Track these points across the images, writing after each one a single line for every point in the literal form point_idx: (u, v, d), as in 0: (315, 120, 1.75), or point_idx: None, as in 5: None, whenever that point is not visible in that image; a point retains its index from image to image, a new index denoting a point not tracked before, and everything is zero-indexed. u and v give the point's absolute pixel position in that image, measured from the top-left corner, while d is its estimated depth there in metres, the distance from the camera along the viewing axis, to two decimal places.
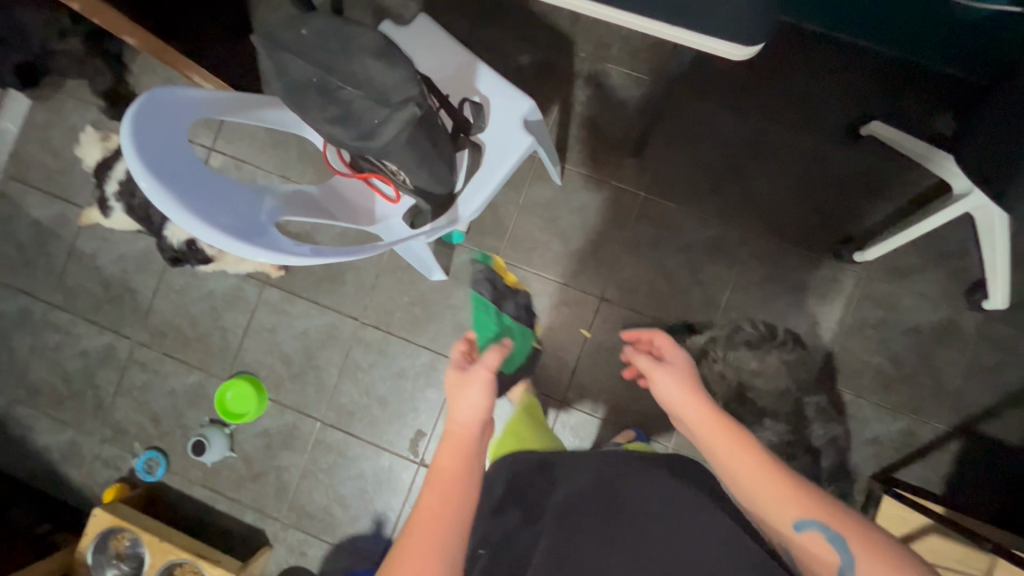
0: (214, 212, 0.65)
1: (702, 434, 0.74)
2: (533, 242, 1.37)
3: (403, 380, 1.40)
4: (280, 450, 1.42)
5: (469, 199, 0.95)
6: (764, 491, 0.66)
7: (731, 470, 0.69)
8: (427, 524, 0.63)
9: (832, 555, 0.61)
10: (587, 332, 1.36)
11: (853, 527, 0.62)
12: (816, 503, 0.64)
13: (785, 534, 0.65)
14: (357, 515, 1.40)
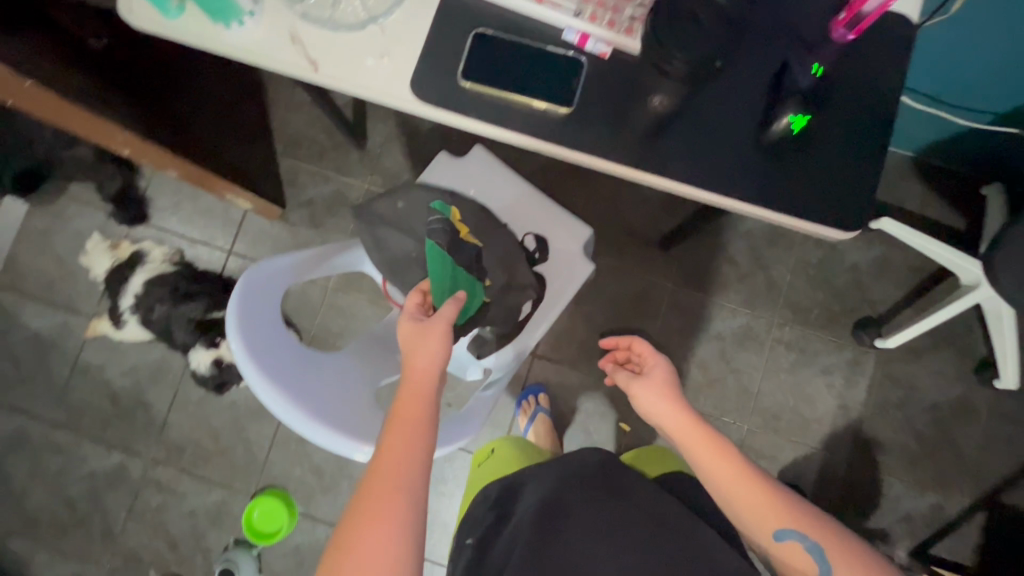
0: (326, 405, 0.62)
1: (683, 441, 0.70)
2: (568, 337, 1.39)
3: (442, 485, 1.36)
4: (313, 568, 1.34)
5: (535, 325, 0.93)
6: (743, 498, 0.64)
7: (712, 477, 0.66)
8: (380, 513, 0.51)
9: (808, 565, 0.59)
10: (626, 425, 1.36)
11: (832, 537, 0.60)
12: (790, 509, 0.62)
13: (763, 544, 0.63)
14: None
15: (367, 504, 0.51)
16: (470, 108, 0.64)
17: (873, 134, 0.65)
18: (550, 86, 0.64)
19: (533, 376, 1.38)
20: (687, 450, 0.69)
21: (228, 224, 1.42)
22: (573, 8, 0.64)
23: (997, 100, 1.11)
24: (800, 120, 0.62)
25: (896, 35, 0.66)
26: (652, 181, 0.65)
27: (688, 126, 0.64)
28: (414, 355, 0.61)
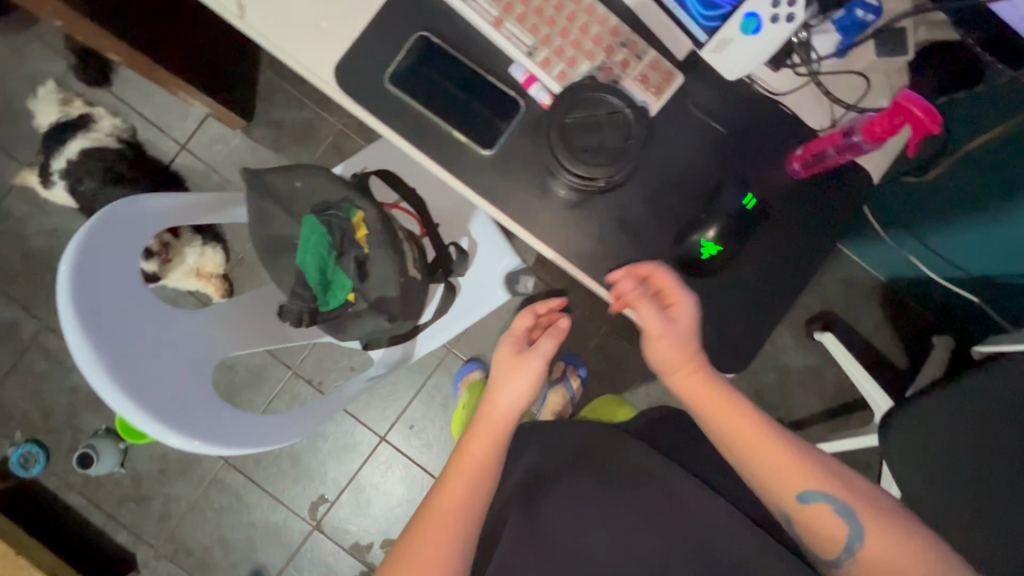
0: (135, 371, 0.58)
1: (707, 418, 0.56)
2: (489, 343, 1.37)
3: (320, 441, 1.36)
4: (174, 478, 1.35)
5: (428, 338, 0.93)
6: (766, 466, 0.54)
7: (736, 443, 0.55)
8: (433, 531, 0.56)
9: (838, 527, 0.52)
10: None
11: (862, 494, 0.53)
12: (821, 471, 0.53)
13: (786, 509, 0.54)
14: (238, 563, 1.36)
15: (426, 526, 0.56)
16: (388, 112, 0.59)
17: (786, 285, 0.62)
18: (477, 121, 0.59)
19: (442, 369, 1.37)
20: (713, 428, 0.56)
21: (189, 118, 1.35)
22: (529, 44, 0.58)
23: (986, 266, 0.98)
24: (712, 248, 0.58)
25: (848, 188, 0.62)
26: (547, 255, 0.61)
27: (604, 210, 0.60)
28: (503, 385, 0.62)
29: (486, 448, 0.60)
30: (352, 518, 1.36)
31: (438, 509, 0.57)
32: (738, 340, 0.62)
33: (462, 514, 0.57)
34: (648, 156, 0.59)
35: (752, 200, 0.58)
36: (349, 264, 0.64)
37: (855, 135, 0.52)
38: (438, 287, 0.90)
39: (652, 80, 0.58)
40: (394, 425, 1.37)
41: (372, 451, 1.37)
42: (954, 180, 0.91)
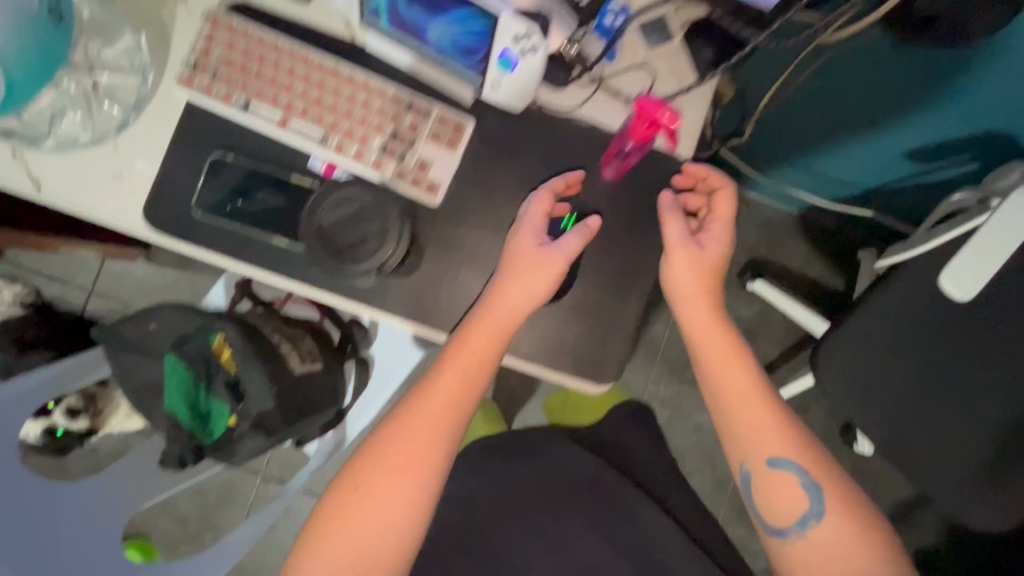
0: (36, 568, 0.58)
1: (706, 363, 0.61)
2: None
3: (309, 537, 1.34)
4: None
5: (357, 416, 0.92)
6: (748, 418, 0.59)
7: (733, 389, 0.60)
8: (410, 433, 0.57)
9: (798, 500, 0.58)
10: None
11: (829, 477, 0.58)
12: (798, 444, 0.59)
13: (749, 468, 0.59)
14: None
15: (405, 425, 0.57)
16: (205, 238, 0.60)
17: (637, 283, 0.63)
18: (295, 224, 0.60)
19: None
20: (711, 364, 0.61)
21: (87, 264, 1.34)
22: (318, 134, 0.59)
23: (856, 183, 1.04)
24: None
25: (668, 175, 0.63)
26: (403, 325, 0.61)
27: (441, 268, 0.61)
28: (516, 283, 0.57)
29: (486, 352, 0.57)
30: None
31: (433, 400, 0.58)
32: (608, 349, 0.63)
33: (452, 415, 0.58)
34: (465, 206, 0.61)
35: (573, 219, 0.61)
36: (221, 389, 0.64)
37: (627, 141, 0.57)
38: (350, 361, 0.89)
39: (444, 135, 0.59)
40: None
41: None
42: (790, 126, 0.98)
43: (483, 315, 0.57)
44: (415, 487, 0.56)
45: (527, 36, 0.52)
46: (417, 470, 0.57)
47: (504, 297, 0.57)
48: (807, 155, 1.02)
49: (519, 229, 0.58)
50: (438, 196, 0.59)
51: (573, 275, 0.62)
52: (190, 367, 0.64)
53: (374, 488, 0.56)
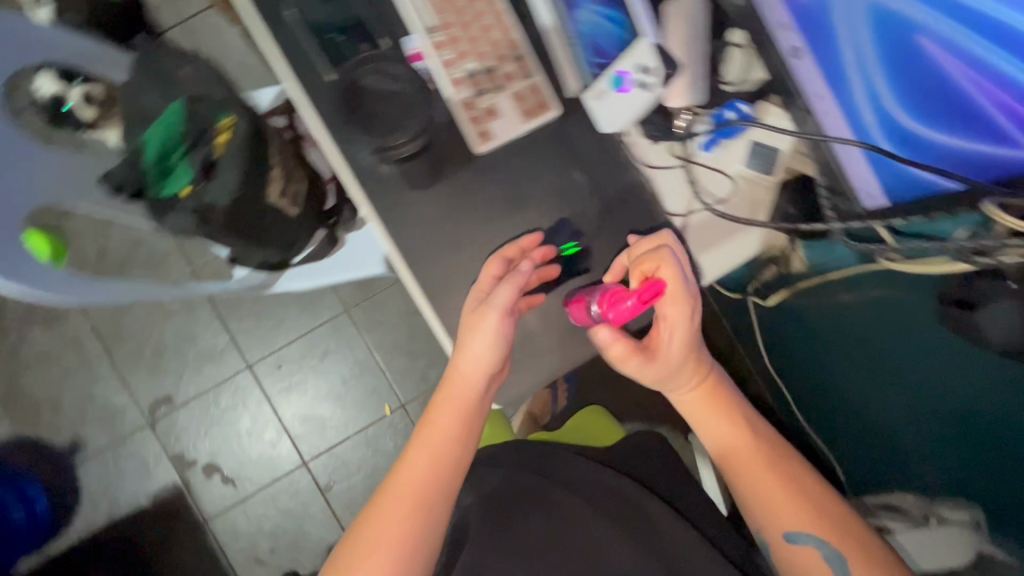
0: None
1: (724, 459, 0.71)
2: (383, 317, 1.36)
3: (189, 345, 1.35)
4: (37, 321, 1.33)
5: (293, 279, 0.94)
6: (766, 498, 0.67)
7: (751, 481, 0.68)
8: (397, 505, 0.59)
9: (820, 569, 0.63)
10: (387, 410, 1.35)
11: (857, 539, 0.63)
12: (816, 514, 0.65)
13: (772, 542, 0.67)
14: (59, 429, 1.33)
15: (389, 502, 0.59)
16: (274, 24, 0.56)
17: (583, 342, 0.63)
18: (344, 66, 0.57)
19: (333, 322, 1.36)
20: (725, 459, 0.71)
21: None
22: (430, 23, 0.58)
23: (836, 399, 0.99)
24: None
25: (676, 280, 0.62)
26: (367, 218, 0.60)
27: (435, 206, 0.60)
28: (462, 351, 0.59)
29: (449, 422, 0.62)
30: (189, 430, 1.35)
31: (405, 481, 0.59)
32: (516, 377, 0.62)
33: (432, 484, 0.60)
34: (497, 172, 0.60)
35: (573, 248, 0.61)
36: (197, 156, 0.64)
37: (606, 312, 0.56)
38: (321, 232, 0.90)
39: (523, 105, 0.59)
40: (265, 357, 1.36)
41: (234, 375, 1.36)
42: (833, 315, 0.94)
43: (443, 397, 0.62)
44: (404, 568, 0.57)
45: (643, 68, 0.59)
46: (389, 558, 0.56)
47: (455, 366, 0.59)
48: (805, 340, 1.02)
49: (479, 284, 0.59)
50: (478, 151, 0.59)
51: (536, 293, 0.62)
52: (188, 121, 0.64)
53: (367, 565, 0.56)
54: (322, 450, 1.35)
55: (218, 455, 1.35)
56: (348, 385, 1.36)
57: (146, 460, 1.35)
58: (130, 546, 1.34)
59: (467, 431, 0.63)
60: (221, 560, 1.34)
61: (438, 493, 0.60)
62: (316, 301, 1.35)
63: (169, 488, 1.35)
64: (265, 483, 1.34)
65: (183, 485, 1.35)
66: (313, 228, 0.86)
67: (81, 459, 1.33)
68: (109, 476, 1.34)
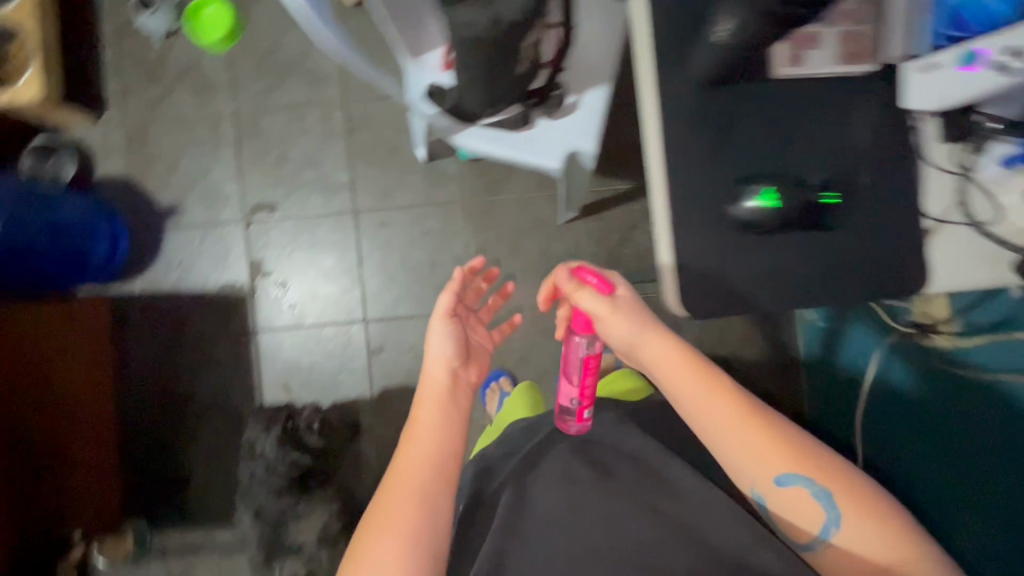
0: None
1: (682, 391, 0.69)
2: (495, 224, 1.36)
3: (310, 166, 1.37)
4: (188, 85, 1.37)
5: (471, 139, 0.93)
6: (748, 444, 0.66)
7: (732, 430, 0.66)
8: (399, 493, 0.69)
9: (818, 510, 0.64)
10: None
11: (842, 477, 0.64)
12: (798, 457, 0.65)
13: (764, 492, 0.66)
14: (167, 189, 1.37)
15: (388, 492, 0.69)
16: None
17: (787, 290, 0.63)
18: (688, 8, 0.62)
19: (448, 205, 1.36)
20: (696, 409, 0.68)
21: None
22: None
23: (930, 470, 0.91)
24: (772, 198, 0.58)
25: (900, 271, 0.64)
26: (649, 144, 0.63)
27: (717, 115, 0.62)
28: (430, 353, 0.80)
29: (433, 417, 0.74)
30: (276, 242, 1.37)
31: (404, 472, 0.70)
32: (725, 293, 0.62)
33: (426, 473, 0.70)
34: (781, 101, 0.62)
35: (832, 200, 0.61)
36: None
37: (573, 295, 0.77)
38: (515, 107, 0.87)
39: (848, 47, 0.62)
40: (373, 208, 1.37)
41: (338, 213, 1.37)
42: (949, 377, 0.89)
43: (427, 397, 0.76)
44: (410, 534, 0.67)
45: (1011, 50, 0.51)
46: (400, 525, 0.67)
47: (427, 365, 0.79)
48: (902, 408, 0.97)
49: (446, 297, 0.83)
50: (776, 75, 0.62)
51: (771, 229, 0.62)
52: None
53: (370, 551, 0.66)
54: (386, 317, 1.36)
55: (292, 277, 1.37)
56: (437, 268, 1.37)
57: (227, 252, 1.37)
58: (176, 324, 1.35)
59: (454, 425, 0.75)
60: (252, 372, 1.36)
61: (433, 475, 0.70)
62: (441, 181, 1.36)
63: (235, 287, 1.37)
64: (323, 323, 1.37)
65: (248, 289, 1.37)
66: (515, 101, 0.84)
67: (174, 224, 1.37)
68: (190, 251, 1.37)
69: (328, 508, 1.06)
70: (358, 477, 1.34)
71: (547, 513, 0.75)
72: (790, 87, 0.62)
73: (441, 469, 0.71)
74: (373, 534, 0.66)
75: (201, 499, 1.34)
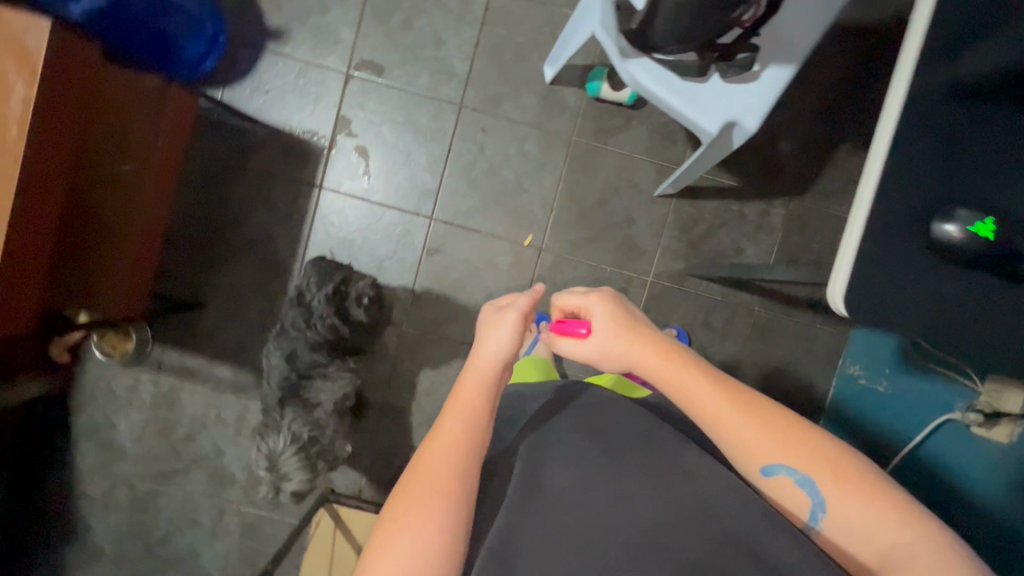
0: None
1: (667, 378, 0.65)
2: (592, 172, 1.32)
3: (433, 45, 1.30)
4: None
5: (639, 69, 0.87)
6: (735, 429, 0.60)
7: (705, 421, 0.62)
8: (431, 465, 0.60)
9: (802, 497, 0.57)
10: (527, 240, 1.33)
11: (831, 462, 0.56)
12: (780, 439, 0.59)
13: (754, 481, 0.60)
14: (281, 10, 1.28)
15: (420, 464, 0.61)
16: None
17: (955, 332, 0.59)
18: (959, 27, 0.61)
19: (553, 137, 1.32)
20: (677, 391, 0.64)
21: None
22: None
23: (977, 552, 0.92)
24: (989, 230, 0.57)
25: None
26: (878, 137, 0.60)
27: (940, 137, 0.60)
28: (485, 342, 0.71)
29: (472, 395, 0.67)
30: (370, 108, 1.31)
31: (438, 442, 0.63)
32: (898, 310, 0.58)
33: (460, 451, 0.62)
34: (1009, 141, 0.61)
35: None
36: None
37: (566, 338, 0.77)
38: (697, 55, 0.82)
39: None
40: (480, 111, 1.31)
41: (444, 102, 1.31)
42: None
43: (464, 379, 0.68)
44: (449, 524, 0.56)
45: None
46: (444, 501, 0.57)
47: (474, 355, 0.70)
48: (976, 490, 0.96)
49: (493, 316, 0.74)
50: None
51: (966, 264, 0.59)
52: None
53: (396, 538, 0.55)
54: (452, 223, 1.33)
55: (374, 148, 1.31)
56: (519, 194, 1.32)
57: (319, 98, 1.30)
58: (243, 151, 1.30)
59: (487, 406, 0.67)
60: (302, 226, 1.32)
61: (466, 454, 0.62)
62: (556, 110, 1.31)
63: (315, 137, 1.31)
64: (389, 205, 1.32)
65: (328, 143, 1.31)
66: (704, 47, 0.79)
67: (275, 48, 1.29)
68: (282, 83, 1.30)
69: (350, 380, 1.08)
70: (371, 364, 1.33)
71: (564, 480, 0.63)
72: (1013, 144, 0.62)
73: (476, 450, 0.63)
74: (397, 509, 0.57)
75: (211, 329, 1.32)
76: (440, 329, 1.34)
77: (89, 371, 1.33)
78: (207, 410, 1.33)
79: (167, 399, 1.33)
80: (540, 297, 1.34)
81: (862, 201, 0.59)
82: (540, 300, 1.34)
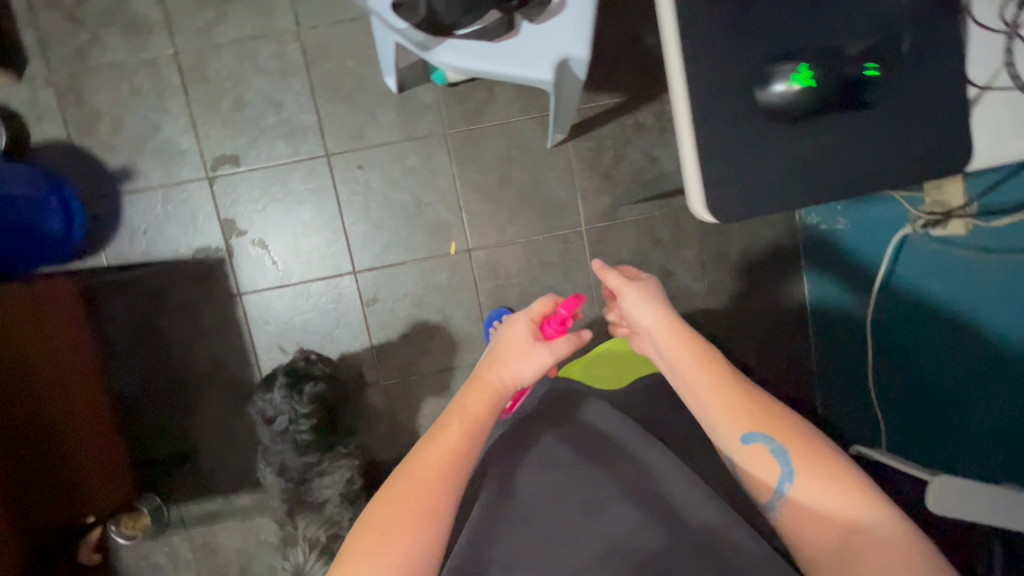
0: None
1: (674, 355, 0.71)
2: (480, 155, 1.28)
3: (272, 110, 1.25)
4: (120, 31, 1.22)
5: (452, 52, 0.82)
6: (728, 397, 0.67)
7: (693, 400, 0.70)
8: (414, 486, 0.63)
9: (772, 466, 0.62)
10: (453, 247, 1.30)
11: (802, 440, 0.62)
12: (768, 417, 0.65)
13: (733, 450, 0.65)
14: (115, 149, 1.24)
15: (404, 478, 0.64)
16: None
17: (807, 181, 0.61)
18: None
19: (429, 140, 1.27)
20: (680, 372, 0.71)
21: None
22: None
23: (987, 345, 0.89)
24: (808, 78, 0.58)
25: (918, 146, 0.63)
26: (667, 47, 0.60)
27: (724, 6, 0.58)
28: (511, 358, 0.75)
29: (478, 401, 0.70)
30: (246, 197, 1.27)
31: (424, 464, 0.65)
32: (756, 187, 0.61)
33: (439, 477, 0.64)
34: None
35: (872, 71, 0.60)
36: None
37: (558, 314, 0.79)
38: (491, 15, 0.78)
39: None
40: (347, 151, 1.27)
41: (310, 158, 1.26)
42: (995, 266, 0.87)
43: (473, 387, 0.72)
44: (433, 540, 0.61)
45: None
46: (428, 522, 0.61)
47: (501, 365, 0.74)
48: (952, 294, 0.94)
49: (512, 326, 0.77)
50: None
51: (803, 118, 0.60)
52: None
53: (384, 550, 0.59)
54: (377, 267, 1.30)
55: (270, 234, 1.28)
56: (424, 210, 1.29)
57: (195, 213, 1.26)
58: (155, 295, 1.28)
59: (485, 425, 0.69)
60: (243, 337, 1.30)
61: (444, 488, 0.63)
62: (417, 114, 1.27)
63: (210, 251, 1.28)
64: (310, 279, 1.29)
65: (225, 251, 1.28)
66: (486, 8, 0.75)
67: (130, 188, 1.25)
68: (154, 216, 1.26)
69: (348, 464, 1.08)
70: (371, 429, 1.33)
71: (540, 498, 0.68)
72: None
73: (454, 479, 0.64)
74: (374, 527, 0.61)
75: (213, 468, 1.32)
76: (415, 367, 1.32)
77: (126, 557, 1.34)
78: (247, 540, 1.35)
79: (207, 547, 1.35)
80: (492, 293, 1.32)
81: (681, 107, 0.59)
82: (493, 296, 1.32)
